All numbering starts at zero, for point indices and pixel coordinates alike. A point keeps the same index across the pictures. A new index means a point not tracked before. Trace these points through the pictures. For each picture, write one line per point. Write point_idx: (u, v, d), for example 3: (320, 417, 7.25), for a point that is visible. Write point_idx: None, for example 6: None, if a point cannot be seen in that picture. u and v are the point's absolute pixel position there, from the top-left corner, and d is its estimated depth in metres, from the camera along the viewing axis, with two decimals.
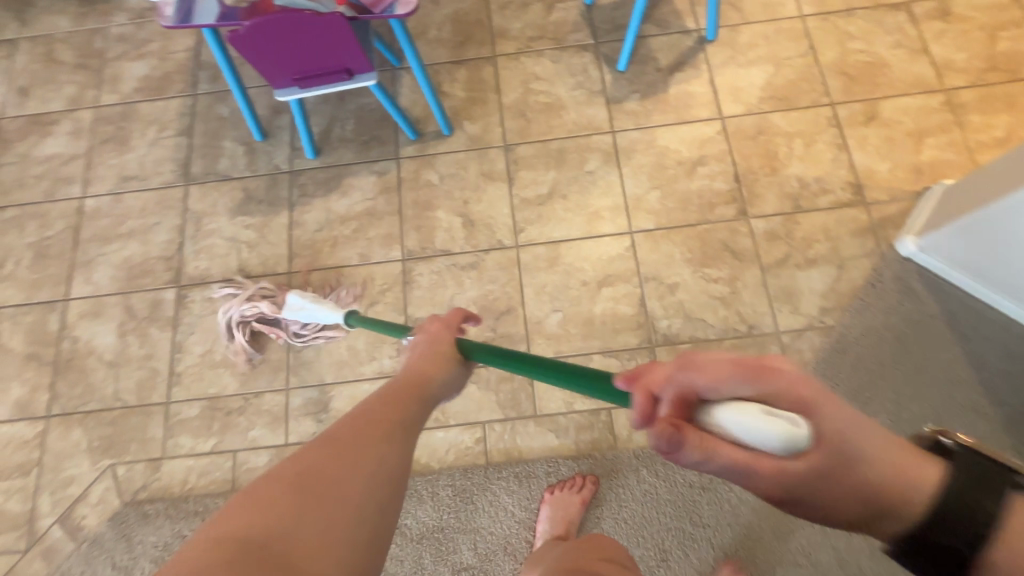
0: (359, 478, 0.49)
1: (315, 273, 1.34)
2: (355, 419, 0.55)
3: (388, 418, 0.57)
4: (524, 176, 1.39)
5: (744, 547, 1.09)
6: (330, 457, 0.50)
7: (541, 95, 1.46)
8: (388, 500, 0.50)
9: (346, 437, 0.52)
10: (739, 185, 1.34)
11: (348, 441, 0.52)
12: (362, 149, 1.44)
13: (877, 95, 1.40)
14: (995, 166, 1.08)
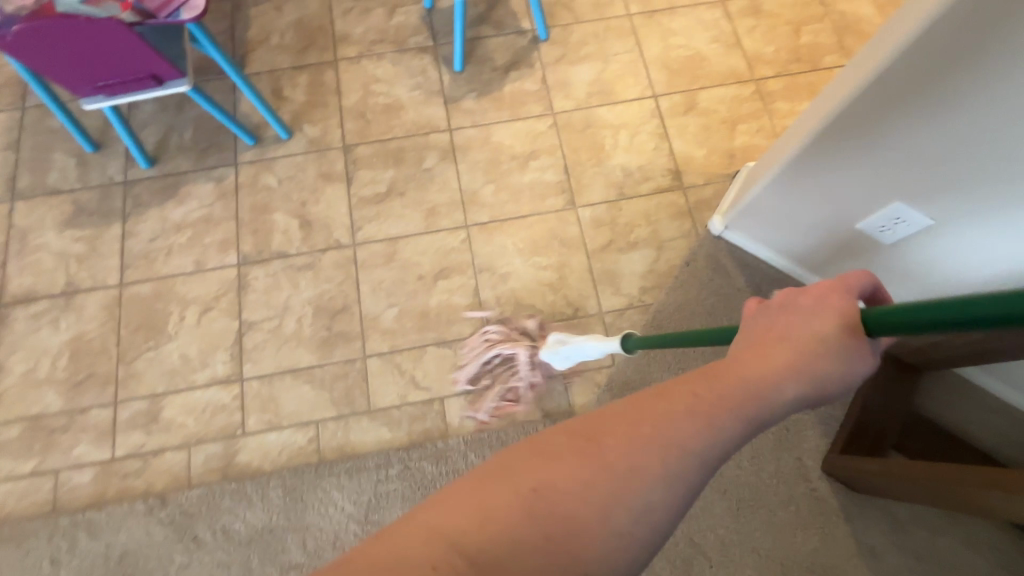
0: (601, 485, 0.40)
1: (148, 283, 1.32)
2: (675, 390, 0.46)
3: (712, 413, 0.45)
4: (363, 176, 1.41)
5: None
6: (603, 466, 0.41)
7: (382, 97, 1.49)
8: (668, 480, 0.42)
9: (621, 416, 0.44)
10: (569, 176, 1.41)
11: (618, 427, 0.43)
12: (199, 156, 1.43)
13: (696, 86, 1.50)
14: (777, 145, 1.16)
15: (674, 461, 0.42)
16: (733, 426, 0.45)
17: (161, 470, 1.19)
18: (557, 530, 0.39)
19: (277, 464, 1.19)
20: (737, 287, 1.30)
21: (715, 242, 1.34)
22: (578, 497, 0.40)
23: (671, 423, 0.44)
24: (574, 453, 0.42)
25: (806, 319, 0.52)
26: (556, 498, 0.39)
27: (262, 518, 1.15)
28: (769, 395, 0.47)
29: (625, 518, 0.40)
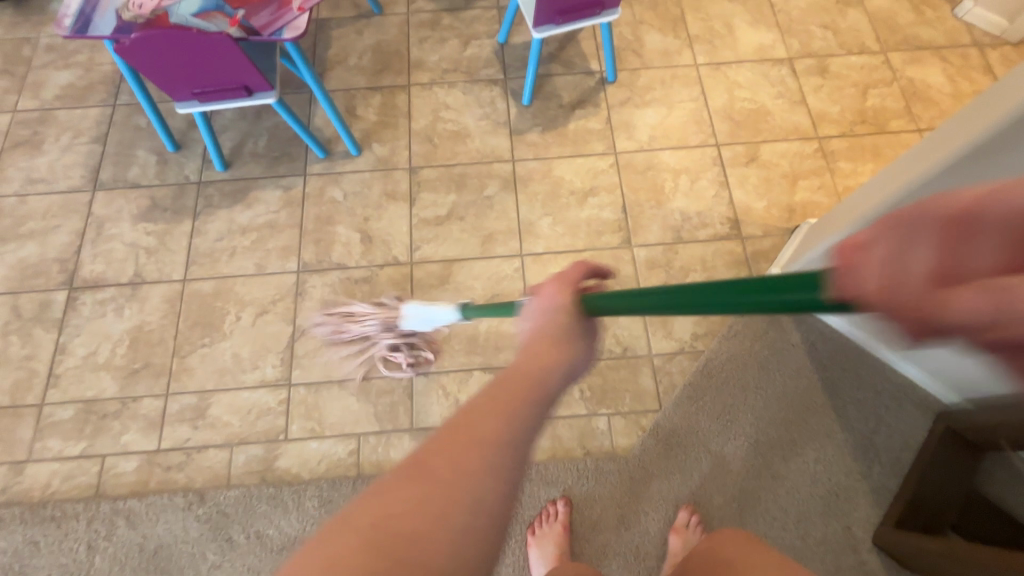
0: (460, 492, 0.41)
1: (210, 281, 1.36)
2: (477, 398, 0.47)
3: (518, 403, 0.47)
4: (425, 197, 1.45)
5: (657, 552, 1.12)
6: (454, 470, 0.42)
7: (449, 124, 1.54)
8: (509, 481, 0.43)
9: (461, 424, 0.44)
10: (626, 215, 1.43)
11: (471, 433, 0.44)
12: (271, 165, 1.49)
13: (759, 139, 1.51)
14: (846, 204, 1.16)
15: (494, 465, 0.43)
16: (525, 410, 0.47)
17: (203, 466, 1.20)
18: (400, 547, 0.38)
19: (315, 473, 1.19)
20: (791, 342, 1.28)
21: None
22: (416, 516, 0.40)
23: (493, 420, 0.45)
24: (411, 479, 0.41)
25: (546, 326, 0.57)
26: (398, 520, 0.39)
27: (296, 527, 1.15)
28: (547, 383, 0.51)
29: (462, 519, 0.40)
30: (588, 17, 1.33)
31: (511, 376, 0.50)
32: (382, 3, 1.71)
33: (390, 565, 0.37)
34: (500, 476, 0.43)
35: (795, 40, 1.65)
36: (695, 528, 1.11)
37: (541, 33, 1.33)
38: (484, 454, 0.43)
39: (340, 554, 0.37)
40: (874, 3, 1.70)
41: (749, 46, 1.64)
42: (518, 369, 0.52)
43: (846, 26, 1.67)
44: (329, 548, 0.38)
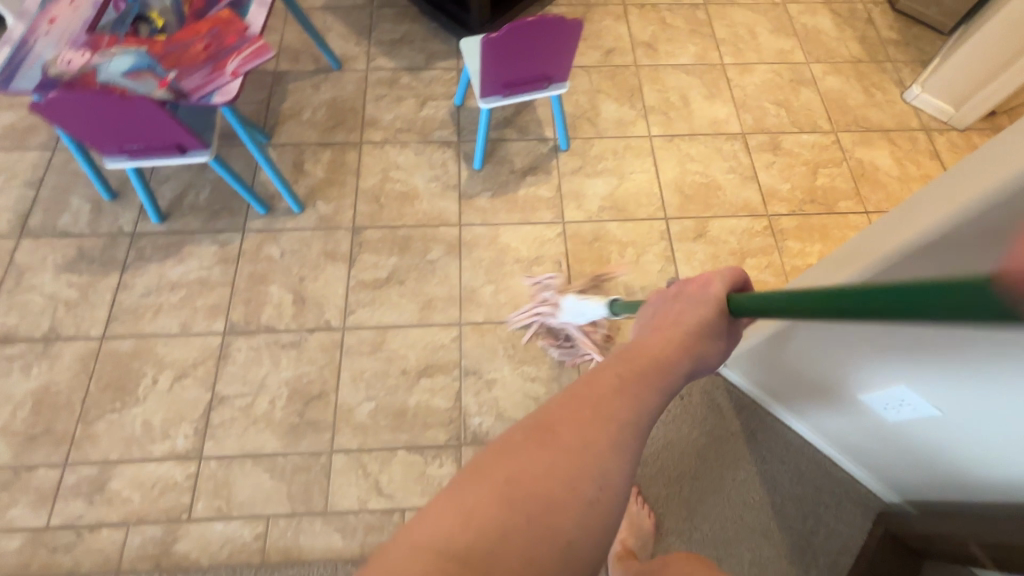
0: (606, 460, 0.51)
1: (129, 339, 1.29)
2: (602, 376, 0.57)
3: (630, 392, 0.56)
4: (365, 259, 1.41)
5: None
6: (584, 435, 0.51)
7: (398, 184, 1.52)
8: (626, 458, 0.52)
9: (587, 400, 0.54)
10: (571, 287, 1.40)
11: (598, 405, 0.54)
12: (210, 218, 1.44)
13: (708, 214, 1.50)
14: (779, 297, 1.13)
15: (618, 441, 0.52)
16: (647, 394, 0.57)
17: (93, 548, 1.10)
18: (535, 503, 0.46)
19: (215, 560, 1.10)
20: (730, 429, 1.23)
21: (712, 377, 1.29)
22: (548, 472, 0.48)
23: (616, 402, 0.55)
24: (536, 443, 0.50)
25: (670, 311, 0.69)
26: (529, 476, 0.48)
27: None
28: (669, 371, 0.61)
29: (588, 488, 0.48)
30: (536, 88, 1.34)
31: (635, 361, 0.61)
32: (342, 59, 1.71)
33: (535, 512, 0.46)
34: (619, 451, 0.52)
35: (750, 115, 1.67)
36: (637, 500, 1.14)
37: (488, 104, 1.34)
38: (608, 433, 0.52)
39: (484, 506, 0.46)
40: (827, 84, 1.74)
41: (704, 119, 1.65)
42: (638, 355, 0.63)
43: (799, 105, 1.69)
44: (479, 500, 0.46)
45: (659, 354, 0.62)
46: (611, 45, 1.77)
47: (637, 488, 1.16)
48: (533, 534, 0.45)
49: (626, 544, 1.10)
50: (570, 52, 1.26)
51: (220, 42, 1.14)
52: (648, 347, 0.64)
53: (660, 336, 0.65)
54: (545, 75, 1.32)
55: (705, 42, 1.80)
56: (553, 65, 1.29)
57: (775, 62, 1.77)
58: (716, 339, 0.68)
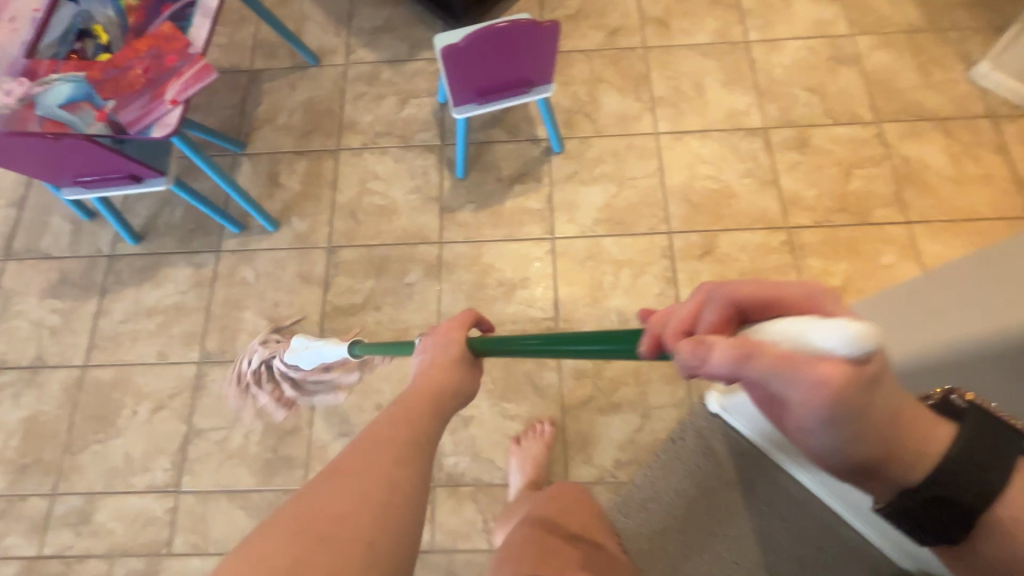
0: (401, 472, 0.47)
1: (110, 368, 1.29)
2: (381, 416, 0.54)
3: (414, 414, 0.55)
4: (341, 282, 1.34)
5: None
6: (369, 462, 0.46)
7: (376, 197, 1.42)
8: (413, 458, 0.49)
9: (369, 438, 0.50)
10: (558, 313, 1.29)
11: (374, 432, 0.50)
12: (185, 238, 1.40)
13: (718, 227, 1.34)
14: (786, 341, 0.98)
15: (399, 454, 0.48)
16: (427, 417, 0.56)
17: None
18: (322, 524, 0.40)
19: None
20: (726, 478, 1.13)
21: (709, 420, 1.17)
22: (339, 501, 0.42)
23: (390, 428, 0.52)
24: (324, 476, 0.45)
25: (443, 355, 0.67)
26: (320, 503, 0.42)
27: None
28: (442, 397, 0.61)
29: (381, 494, 0.44)
30: (516, 94, 1.18)
31: (410, 397, 0.59)
32: (320, 53, 1.58)
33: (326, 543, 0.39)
34: (403, 460, 0.48)
35: (775, 104, 1.45)
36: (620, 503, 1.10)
37: (463, 113, 1.18)
38: (388, 447, 0.49)
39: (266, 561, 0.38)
40: (873, 61, 1.47)
41: (720, 111, 1.44)
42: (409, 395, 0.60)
43: (835, 89, 1.45)
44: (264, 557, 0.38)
45: (436, 388, 0.61)
46: (617, 23, 1.56)
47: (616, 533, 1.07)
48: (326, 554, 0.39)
49: None
50: (550, 51, 1.09)
51: (160, 64, 1.05)
52: (434, 376, 0.63)
53: (433, 369, 0.64)
54: (526, 79, 1.15)
55: (728, 14, 1.56)
56: (534, 67, 1.12)
57: (811, 36, 1.51)
58: (471, 374, 0.67)
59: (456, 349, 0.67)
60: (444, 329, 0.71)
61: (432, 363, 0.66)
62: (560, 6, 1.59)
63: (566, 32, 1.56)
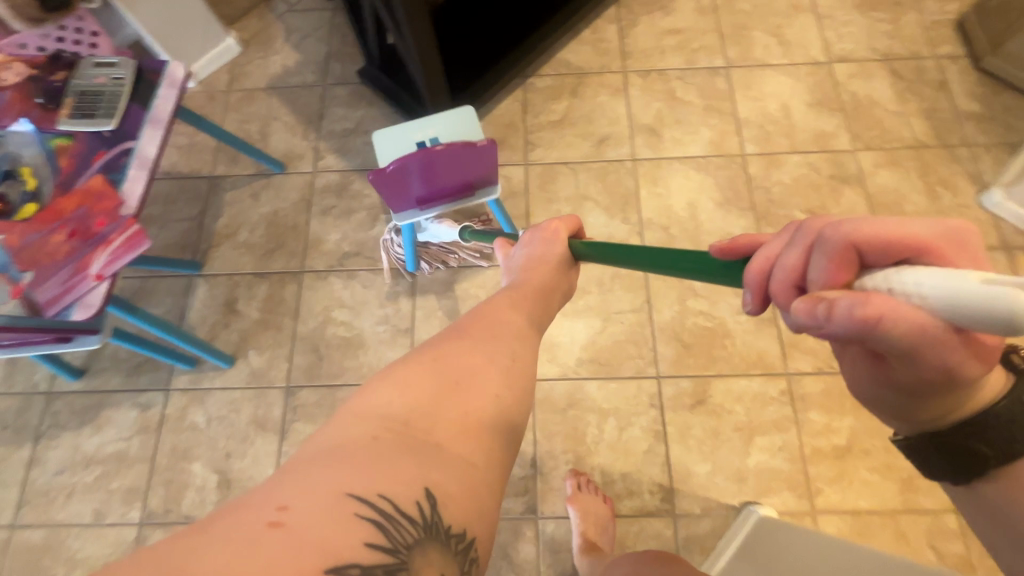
0: (522, 350, 0.57)
1: (40, 529, 1.17)
2: (499, 301, 0.65)
3: (526, 303, 0.66)
4: (299, 429, 1.22)
5: None
6: (491, 331, 0.57)
7: (341, 328, 1.30)
8: (524, 338, 0.59)
9: (493, 316, 0.61)
10: (536, 472, 1.17)
11: (495, 312, 0.61)
12: (131, 374, 1.28)
13: (711, 372, 1.23)
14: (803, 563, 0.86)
15: (519, 334, 0.59)
16: (532, 308, 0.66)
17: None
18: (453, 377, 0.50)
19: None
20: None
21: None
22: (477, 360, 0.53)
23: (510, 312, 0.62)
24: (452, 335, 0.56)
25: (547, 255, 0.74)
26: (449, 358, 0.52)
27: None
28: (546, 302, 0.69)
29: (497, 364, 0.54)
30: (460, 195, 1.07)
31: (522, 289, 0.68)
32: (287, 158, 1.48)
33: (461, 381, 0.50)
34: (521, 337, 0.59)
35: (773, 229, 1.34)
36: (589, 489, 1.12)
37: (403, 220, 1.08)
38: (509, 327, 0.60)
39: (415, 383, 0.48)
40: (878, 180, 1.37)
41: (713, 236, 1.34)
42: (524, 293, 0.68)
43: (838, 213, 1.35)
44: (417, 378, 0.49)
45: (546, 283, 0.71)
46: (605, 131, 1.46)
47: None
48: (457, 397, 0.49)
49: None
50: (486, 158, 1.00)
51: (87, 228, 0.93)
52: (535, 274, 0.71)
53: (538, 269, 0.72)
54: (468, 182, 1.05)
55: (723, 122, 1.46)
56: (474, 169, 1.02)
57: (811, 150, 1.42)
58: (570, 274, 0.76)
59: (561, 252, 0.74)
60: (550, 227, 0.77)
61: (535, 259, 0.74)
62: (545, 111, 1.49)
63: (550, 141, 1.46)
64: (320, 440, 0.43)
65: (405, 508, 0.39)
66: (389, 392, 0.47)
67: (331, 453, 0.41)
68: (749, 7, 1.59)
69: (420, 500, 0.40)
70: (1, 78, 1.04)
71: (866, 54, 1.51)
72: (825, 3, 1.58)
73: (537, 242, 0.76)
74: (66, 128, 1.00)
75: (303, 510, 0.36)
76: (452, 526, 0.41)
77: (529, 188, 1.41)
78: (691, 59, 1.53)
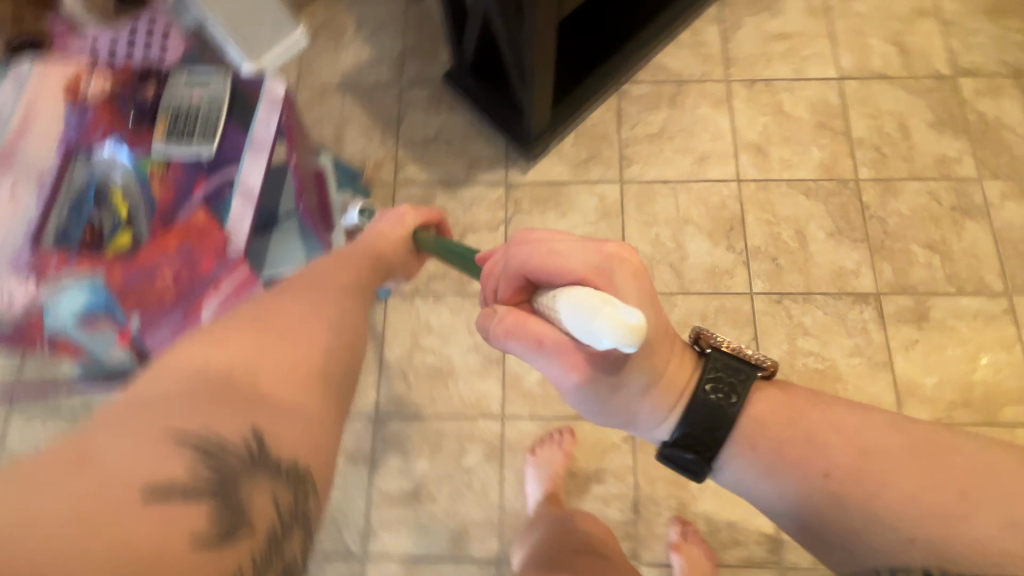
0: (343, 310, 0.64)
1: None
2: (316, 272, 0.70)
3: (341, 275, 0.71)
4: (390, 463, 1.19)
5: None
6: (305, 299, 0.62)
7: (429, 356, 1.25)
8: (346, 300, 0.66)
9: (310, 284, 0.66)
10: (637, 516, 1.13)
11: (318, 285, 0.66)
12: None
13: None
14: None
15: (340, 303, 0.65)
16: (354, 280, 0.70)
17: None
18: (273, 332, 0.54)
19: None
20: None
21: None
22: (295, 321, 0.57)
23: (328, 283, 0.67)
24: (268, 303, 0.59)
25: (392, 233, 0.97)
26: (272, 318, 0.56)
27: None
28: (360, 273, 0.74)
29: (315, 322, 0.59)
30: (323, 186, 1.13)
31: (344, 257, 0.77)
32: (363, 168, 1.38)
33: (282, 334, 0.54)
34: (343, 299, 0.66)
35: (889, 264, 1.26)
36: (694, 539, 1.08)
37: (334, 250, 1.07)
38: (329, 293, 0.65)
39: (230, 344, 0.50)
40: (1004, 213, 1.28)
41: (825, 269, 1.26)
42: (343, 266, 0.73)
43: (959, 249, 1.26)
44: (230, 342, 0.51)
45: (367, 255, 0.91)
46: (706, 148, 1.36)
47: (693, 526, 1.10)
48: (279, 349, 0.53)
49: None
50: (306, 151, 1.07)
51: (193, 269, 0.86)
52: (361, 249, 0.90)
53: (374, 242, 0.95)
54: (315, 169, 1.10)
55: (835, 142, 1.35)
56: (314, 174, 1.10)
57: (932, 176, 1.31)
58: (403, 261, 1.00)
59: (399, 233, 0.98)
60: (410, 214, 1.01)
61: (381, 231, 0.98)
62: (641, 122, 1.38)
63: (648, 156, 1.36)
64: (128, 396, 0.44)
65: (229, 445, 0.43)
66: (203, 346, 0.49)
67: (136, 405, 0.43)
68: (865, 9, 1.45)
69: (248, 439, 0.44)
70: (85, 90, 0.95)
71: (994, 68, 1.38)
72: (951, 7, 1.43)
73: (385, 221, 1.00)
74: (160, 151, 0.92)
75: (106, 453, 0.39)
76: (282, 460, 0.45)
77: (625, 209, 1.33)
78: (800, 68, 1.41)
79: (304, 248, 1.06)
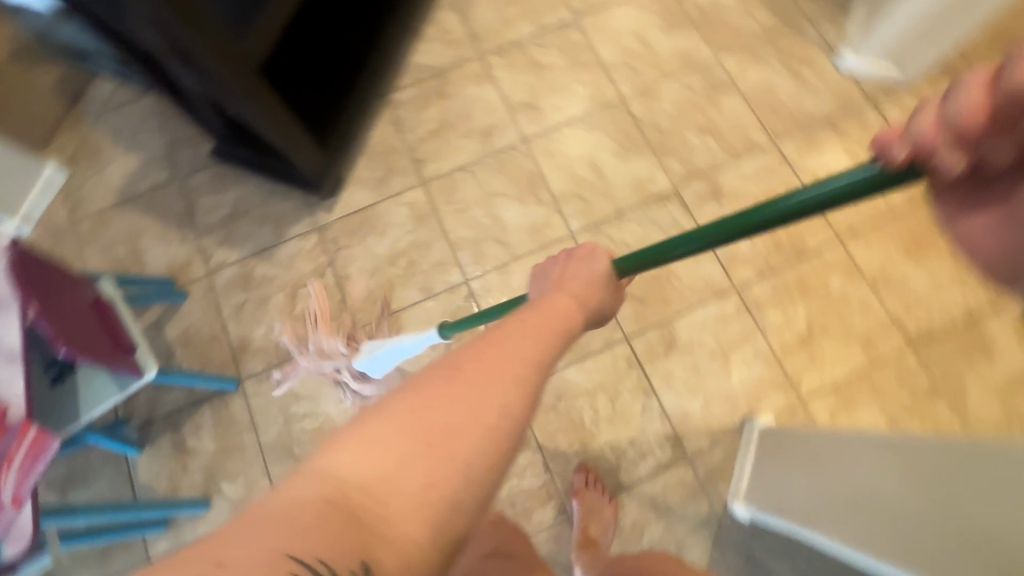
0: (494, 401, 0.46)
1: None
2: (510, 333, 0.52)
3: (551, 322, 0.57)
4: None
5: None
6: (460, 396, 0.45)
7: (308, 420, 1.24)
8: (506, 404, 0.46)
9: (496, 350, 0.50)
10: (551, 475, 1.18)
11: (503, 352, 0.49)
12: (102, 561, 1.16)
13: (670, 314, 1.26)
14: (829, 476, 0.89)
15: (504, 403, 0.46)
16: (552, 335, 0.55)
17: None
18: (434, 432, 0.43)
19: None
20: None
21: (741, 527, 1.14)
22: (450, 417, 0.44)
23: (523, 346, 0.51)
24: (444, 372, 0.47)
25: (563, 269, 0.70)
26: (428, 408, 0.44)
27: None
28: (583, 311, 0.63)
29: (480, 421, 0.44)
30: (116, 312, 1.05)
31: (555, 299, 0.61)
32: (174, 271, 1.34)
33: (435, 443, 0.42)
34: (519, 381, 0.48)
35: (674, 159, 1.38)
36: (595, 485, 1.13)
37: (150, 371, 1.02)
38: (491, 392, 0.46)
39: (379, 439, 0.42)
40: (747, 79, 1.43)
41: (625, 186, 1.36)
42: (563, 299, 0.62)
43: (724, 123, 1.40)
44: (378, 435, 0.42)
45: (583, 297, 0.64)
46: (486, 123, 1.43)
47: (595, 472, 1.16)
48: (436, 461, 0.42)
49: (587, 531, 1.10)
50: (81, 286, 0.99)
51: None
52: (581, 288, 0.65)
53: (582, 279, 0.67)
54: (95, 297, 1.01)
55: (592, 74, 1.46)
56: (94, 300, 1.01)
57: (680, 71, 1.45)
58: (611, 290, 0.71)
59: (608, 266, 0.70)
60: (587, 249, 0.72)
61: (565, 274, 0.69)
62: (420, 122, 1.43)
63: (437, 151, 1.41)
64: (299, 476, 0.40)
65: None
66: (354, 444, 0.41)
67: (278, 509, 0.38)
68: None
69: (355, 572, 0.37)
70: None
71: None
72: None
73: (582, 262, 0.70)
74: None
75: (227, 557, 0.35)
76: None
77: (436, 206, 1.37)
78: (539, 21, 1.51)
79: (116, 382, 0.98)
